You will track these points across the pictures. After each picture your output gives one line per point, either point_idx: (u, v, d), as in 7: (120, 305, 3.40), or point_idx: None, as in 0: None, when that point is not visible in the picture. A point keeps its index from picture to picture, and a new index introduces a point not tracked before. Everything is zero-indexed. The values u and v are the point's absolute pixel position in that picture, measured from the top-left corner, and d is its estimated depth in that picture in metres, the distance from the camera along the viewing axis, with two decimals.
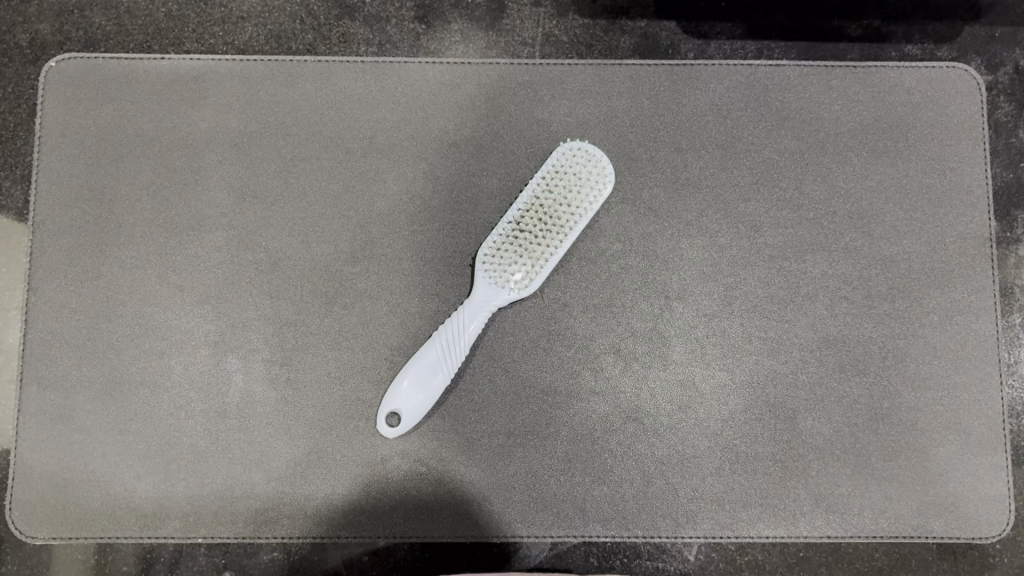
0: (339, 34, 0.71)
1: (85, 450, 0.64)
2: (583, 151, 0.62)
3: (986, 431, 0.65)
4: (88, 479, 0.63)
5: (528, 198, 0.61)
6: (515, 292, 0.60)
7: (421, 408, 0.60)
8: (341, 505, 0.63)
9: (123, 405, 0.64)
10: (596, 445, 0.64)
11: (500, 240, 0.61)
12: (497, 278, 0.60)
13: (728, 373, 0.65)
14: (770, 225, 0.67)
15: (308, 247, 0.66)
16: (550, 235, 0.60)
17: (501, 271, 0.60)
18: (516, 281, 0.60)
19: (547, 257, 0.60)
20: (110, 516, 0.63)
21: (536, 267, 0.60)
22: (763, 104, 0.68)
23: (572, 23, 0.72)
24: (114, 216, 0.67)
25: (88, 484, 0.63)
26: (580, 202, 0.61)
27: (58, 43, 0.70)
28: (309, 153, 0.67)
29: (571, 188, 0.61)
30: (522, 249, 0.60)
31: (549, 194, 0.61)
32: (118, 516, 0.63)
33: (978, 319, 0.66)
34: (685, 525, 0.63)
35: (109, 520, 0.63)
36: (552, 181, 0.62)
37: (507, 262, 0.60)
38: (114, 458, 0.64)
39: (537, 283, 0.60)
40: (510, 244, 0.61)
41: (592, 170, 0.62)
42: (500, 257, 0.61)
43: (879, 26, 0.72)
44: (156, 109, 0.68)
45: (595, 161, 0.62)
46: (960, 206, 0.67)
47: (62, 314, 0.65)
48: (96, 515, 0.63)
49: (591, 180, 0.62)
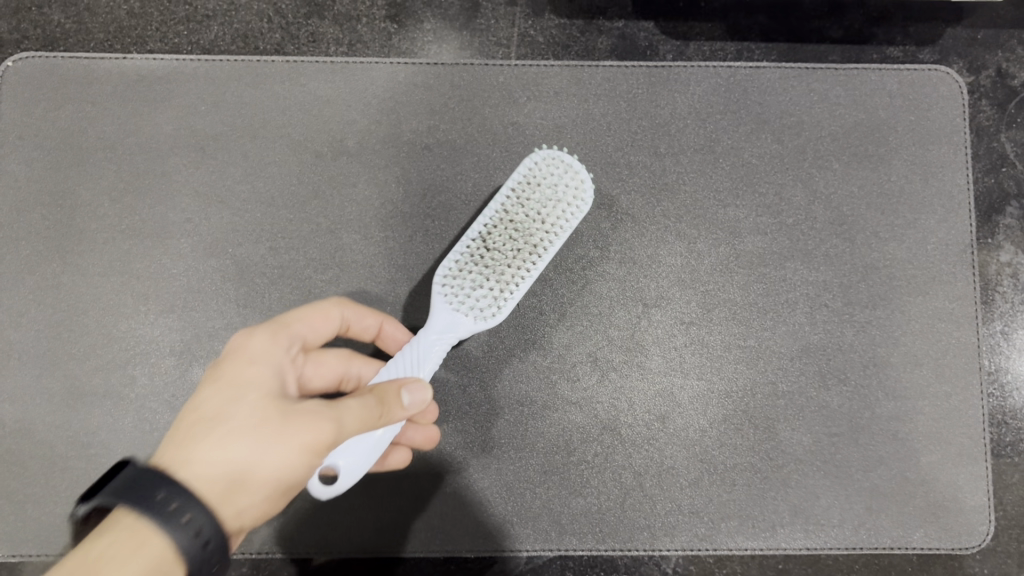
0: (309, 33, 0.69)
1: (260, 341, 0.47)
2: (558, 160, 0.56)
3: (967, 441, 0.64)
4: (253, 363, 0.45)
5: (496, 212, 0.55)
6: (477, 321, 0.53)
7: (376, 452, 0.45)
8: (311, 520, 0.62)
9: (307, 321, 0.51)
10: (572, 457, 0.63)
11: (463, 259, 0.54)
12: (457, 304, 0.53)
13: (707, 382, 0.64)
14: (749, 231, 0.65)
15: (277, 255, 0.64)
16: (521, 256, 0.53)
17: (463, 296, 0.53)
18: (479, 308, 0.53)
19: (517, 281, 0.53)
20: (302, 413, 0.42)
21: (503, 293, 0.53)
22: (743, 108, 0.67)
23: (548, 23, 0.70)
24: (75, 222, 0.65)
25: (256, 380, 0.44)
26: (555, 218, 0.55)
27: (15, 41, 0.68)
28: (278, 157, 0.65)
29: (545, 202, 0.55)
30: (488, 270, 0.53)
31: (518, 208, 0.55)
32: (285, 422, 0.42)
33: (959, 328, 0.65)
34: (662, 538, 0.63)
35: (242, 406, 0.42)
36: (524, 193, 0.56)
37: (471, 285, 0.53)
38: (275, 356, 0.47)
39: (504, 312, 0.53)
40: (474, 264, 0.54)
41: (569, 185, 0.56)
42: (460, 278, 0.54)
43: (861, 27, 0.70)
44: (118, 110, 0.66)
45: (573, 175, 0.56)
46: (941, 212, 0.67)
47: (20, 323, 0.63)
48: (267, 408, 0.43)
49: (567, 197, 0.55)
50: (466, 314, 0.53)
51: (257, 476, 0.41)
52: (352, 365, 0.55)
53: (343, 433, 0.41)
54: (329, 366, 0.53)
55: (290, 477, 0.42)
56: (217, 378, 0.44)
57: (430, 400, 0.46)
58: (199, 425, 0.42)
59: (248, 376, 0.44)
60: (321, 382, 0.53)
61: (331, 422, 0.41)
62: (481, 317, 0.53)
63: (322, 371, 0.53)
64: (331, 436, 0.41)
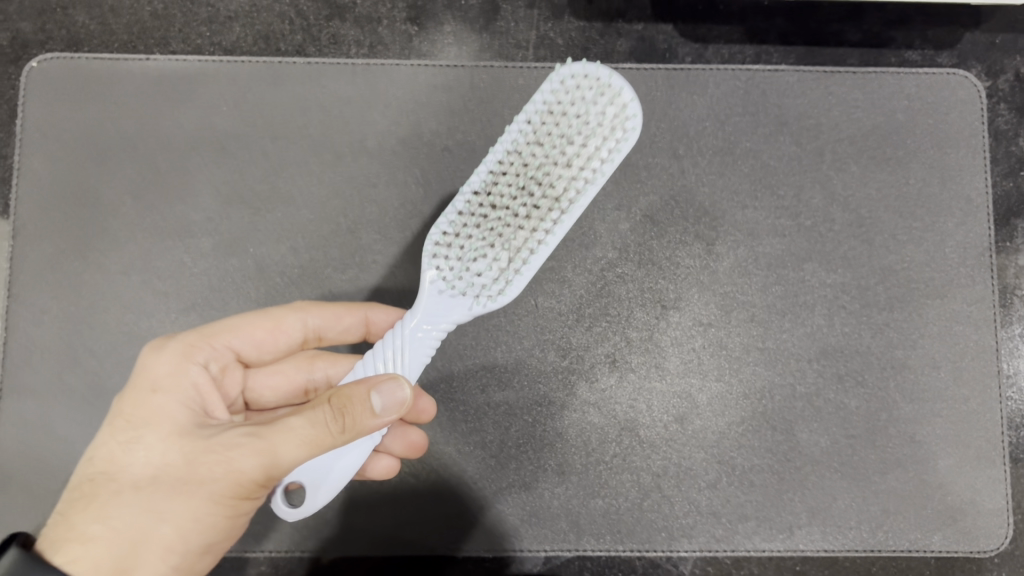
0: (330, 35, 0.70)
1: (167, 365, 0.47)
2: (591, 76, 0.44)
3: (985, 444, 0.64)
4: (159, 396, 0.45)
5: (503, 153, 0.44)
6: (482, 298, 0.44)
7: (337, 483, 0.43)
8: (330, 518, 0.63)
9: (232, 334, 0.52)
10: (590, 457, 0.63)
11: (465, 218, 0.44)
12: (454, 281, 0.44)
13: (725, 384, 0.64)
14: (768, 233, 0.65)
15: (297, 254, 0.64)
16: (540, 214, 0.43)
17: (465, 268, 0.44)
18: (484, 284, 0.44)
19: (533, 248, 0.43)
20: (210, 455, 0.42)
21: (515, 265, 0.43)
22: (762, 110, 0.67)
23: (568, 26, 0.70)
24: (97, 221, 0.65)
25: (163, 416, 0.44)
26: (585, 162, 0.43)
27: (40, 42, 0.69)
28: (298, 157, 0.66)
29: (572, 138, 0.43)
30: (494, 235, 0.43)
31: (535, 146, 0.43)
32: (191, 467, 0.42)
33: (977, 330, 0.65)
34: (680, 539, 0.63)
35: (150, 453, 0.43)
36: (543, 125, 0.44)
37: (476, 254, 0.44)
38: (185, 379, 0.47)
39: (516, 290, 0.43)
40: (479, 226, 0.44)
41: (605, 111, 0.43)
42: (457, 246, 0.44)
43: (880, 31, 0.71)
44: (140, 110, 0.66)
45: (612, 97, 0.43)
46: (960, 215, 0.67)
47: (42, 320, 0.64)
48: (174, 451, 0.43)
49: (603, 127, 0.43)
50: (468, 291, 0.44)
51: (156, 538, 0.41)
52: (316, 367, 0.56)
53: (281, 459, 0.40)
54: (281, 375, 0.55)
55: (203, 524, 0.42)
56: (125, 420, 0.45)
57: (408, 399, 0.40)
58: (105, 482, 0.43)
59: (160, 419, 0.44)
60: (278, 390, 0.55)
61: (265, 454, 0.40)
62: (484, 296, 0.44)
63: (276, 380, 0.55)
64: (269, 462, 0.40)
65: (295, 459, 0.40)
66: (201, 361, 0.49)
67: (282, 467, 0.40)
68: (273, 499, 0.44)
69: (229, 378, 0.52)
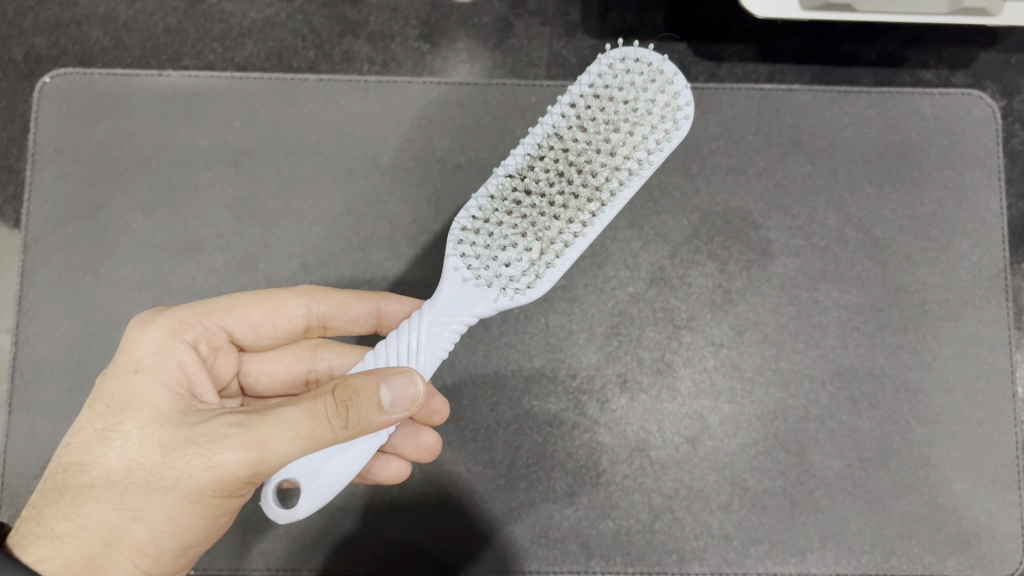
0: (343, 52, 0.70)
1: (152, 344, 0.46)
2: (642, 62, 0.43)
3: (1001, 468, 0.64)
4: (141, 378, 0.45)
5: (544, 137, 0.44)
6: (511, 292, 0.43)
7: (325, 490, 0.42)
8: (338, 537, 0.62)
9: (228, 314, 0.51)
10: (602, 477, 0.62)
11: (499, 205, 0.43)
12: (480, 268, 0.43)
13: (738, 406, 0.63)
14: (781, 252, 0.65)
15: (308, 271, 0.64)
16: (578, 207, 0.42)
17: (495, 256, 0.43)
18: (513, 277, 0.43)
19: (569, 240, 0.42)
20: (190, 449, 0.42)
21: (548, 257, 0.42)
22: (775, 130, 0.67)
23: (581, 44, 0.70)
24: (109, 236, 0.65)
25: (143, 401, 0.44)
26: (630, 156, 0.43)
27: (54, 57, 0.69)
28: (311, 174, 0.66)
29: (618, 125, 0.43)
30: (528, 223, 0.43)
31: (578, 134, 0.43)
32: (169, 462, 0.42)
33: (992, 353, 0.65)
34: (692, 562, 0.62)
35: (127, 444, 0.43)
36: (587, 112, 0.43)
37: (507, 241, 0.43)
38: (170, 360, 0.46)
39: (546, 283, 0.42)
40: (513, 213, 0.43)
41: (656, 99, 0.43)
42: (486, 233, 0.43)
43: (893, 51, 0.70)
44: (153, 126, 0.66)
45: (663, 84, 0.43)
46: (976, 236, 0.66)
47: (53, 337, 0.64)
48: (154, 442, 0.43)
49: (653, 116, 0.43)
50: (494, 282, 0.43)
51: (129, 535, 0.43)
52: (319, 358, 0.56)
53: (270, 453, 0.40)
54: (281, 362, 0.56)
55: (181, 522, 0.43)
56: (108, 404, 0.45)
57: (420, 396, 0.39)
58: (80, 475, 0.44)
59: (144, 406, 0.44)
60: (276, 377, 0.56)
61: (253, 448, 0.40)
62: (512, 287, 0.43)
63: (275, 367, 0.55)
64: (256, 456, 0.40)
65: (285, 454, 0.40)
66: (191, 340, 0.48)
67: (271, 462, 0.40)
68: (269, 509, 0.42)
69: (222, 360, 0.51)
